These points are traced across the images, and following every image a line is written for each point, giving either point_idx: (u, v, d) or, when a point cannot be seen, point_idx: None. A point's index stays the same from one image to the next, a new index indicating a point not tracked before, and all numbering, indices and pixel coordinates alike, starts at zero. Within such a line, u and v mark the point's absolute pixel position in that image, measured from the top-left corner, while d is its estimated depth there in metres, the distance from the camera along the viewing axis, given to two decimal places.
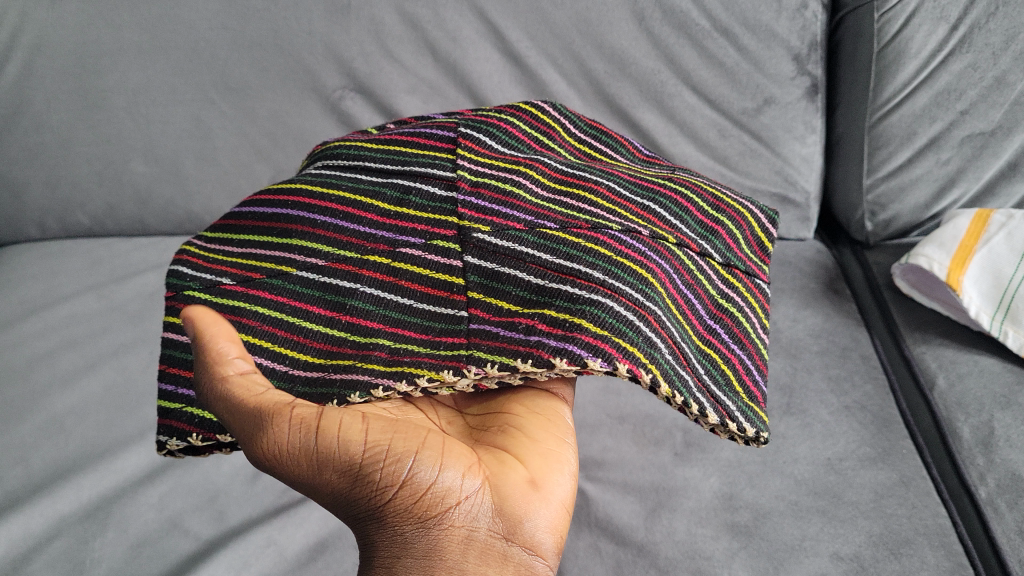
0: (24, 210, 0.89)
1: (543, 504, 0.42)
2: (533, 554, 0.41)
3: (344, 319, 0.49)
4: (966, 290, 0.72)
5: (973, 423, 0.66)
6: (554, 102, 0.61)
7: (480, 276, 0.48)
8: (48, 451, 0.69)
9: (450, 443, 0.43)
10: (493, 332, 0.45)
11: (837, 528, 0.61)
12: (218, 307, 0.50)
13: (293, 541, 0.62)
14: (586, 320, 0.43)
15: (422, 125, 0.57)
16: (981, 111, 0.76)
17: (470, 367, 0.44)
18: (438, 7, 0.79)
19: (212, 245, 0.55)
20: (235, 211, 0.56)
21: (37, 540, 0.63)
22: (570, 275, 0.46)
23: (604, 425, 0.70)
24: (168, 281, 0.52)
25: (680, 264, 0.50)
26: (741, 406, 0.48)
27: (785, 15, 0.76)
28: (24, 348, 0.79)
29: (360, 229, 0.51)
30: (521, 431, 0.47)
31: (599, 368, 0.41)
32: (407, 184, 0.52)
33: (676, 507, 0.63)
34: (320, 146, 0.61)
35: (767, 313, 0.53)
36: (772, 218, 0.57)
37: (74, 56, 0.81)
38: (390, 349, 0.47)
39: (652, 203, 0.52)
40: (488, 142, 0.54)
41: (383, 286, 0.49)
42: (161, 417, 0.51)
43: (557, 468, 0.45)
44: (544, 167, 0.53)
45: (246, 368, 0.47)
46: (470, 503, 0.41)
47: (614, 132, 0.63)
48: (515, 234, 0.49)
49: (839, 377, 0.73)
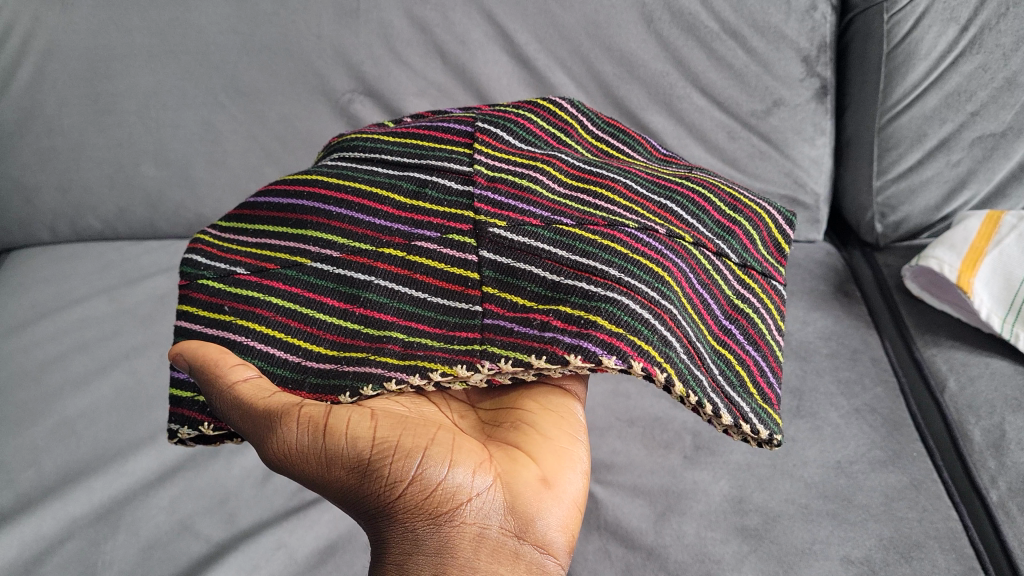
0: (35, 214, 0.89)
1: (555, 502, 0.42)
2: (545, 552, 0.41)
3: (358, 311, 0.49)
4: (977, 292, 0.72)
5: (984, 426, 0.66)
6: (573, 99, 0.61)
7: (494, 271, 0.48)
8: (60, 454, 0.70)
9: (459, 440, 0.43)
10: (507, 327, 0.45)
11: (847, 531, 0.61)
12: (232, 296, 0.51)
13: (304, 544, 0.62)
14: (601, 317, 0.43)
15: (440, 119, 0.57)
16: (992, 112, 0.75)
17: (484, 362, 0.44)
18: (447, 11, 0.79)
19: (227, 235, 0.56)
20: (251, 201, 0.57)
21: (50, 541, 0.63)
22: (585, 271, 0.46)
23: (613, 427, 0.70)
24: (182, 270, 0.53)
25: (696, 264, 0.50)
26: (756, 408, 0.48)
27: (794, 16, 0.76)
28: (36, 352, 0.79)
29: (375, 222, 0.52)
30: (534, 428, 0.47)
31: (614, 365, 0.41)
32: (424, 178, 0.53)
33: (686, 510, 0.63)
34: (336, 139, 0.61)
35: (782, 313, 0.53)
36: (789, 219, 0.57)
37: (85, 61, 0.81)
38: (404, 343, 0.47)
39: (670, 201, 0.52)
40: (505, 137, 0.54)
41: (398, 279, 0.50)
42: (173, 405, 0.52)
43: (569, 466, 0.45)
44: (561, 164, 0.53)
45: (252, 376, 0.47)
46: (481, 500, 0.41)
47: (632, 130, 0.63)
48: (531, 229, 0.49)
49: (849, 380, 0.72)
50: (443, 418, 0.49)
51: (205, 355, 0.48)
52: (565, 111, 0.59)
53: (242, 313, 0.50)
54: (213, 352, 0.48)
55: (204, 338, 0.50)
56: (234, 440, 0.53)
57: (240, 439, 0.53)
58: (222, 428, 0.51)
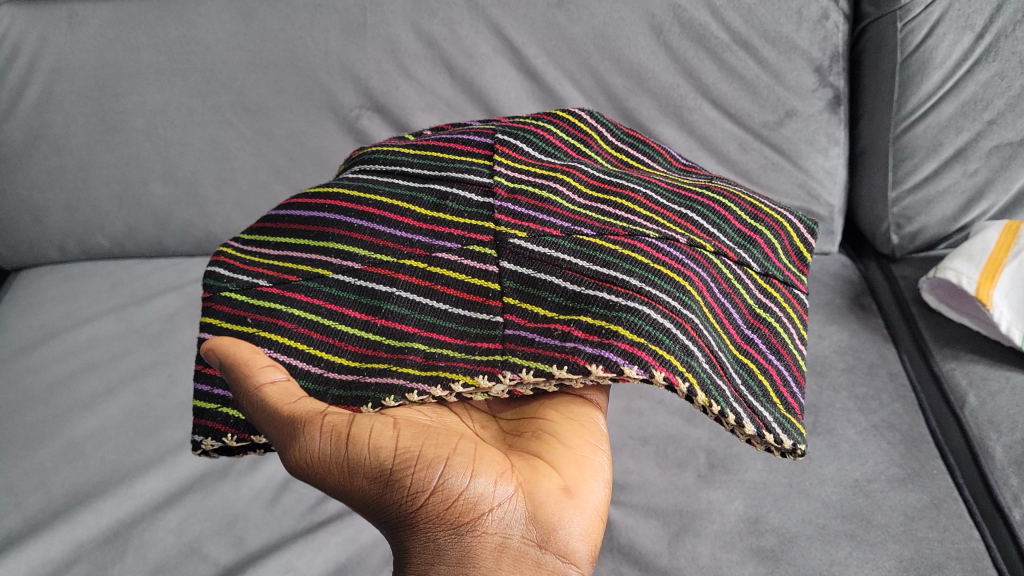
0: (44, 233, 0.89)
1: (577, 511, 0.41)
2: (567, 562, 0.40)
3: (379, 322, 0.48)
4: (997, 304, 0.70)
5: (1006, 442, 0.64)
6: (593, 110, 0.61)
7: (515, 281, 0.47)
8: (67, 476, 0.69)
9: (481, 449, 0.42)
10: (528, 338, 0.45)
11: (866, 552, 0.59)
12: (255, 308, 0.50)
13: (312, 567, 0.61)
14: (622, 327, 0.43)
15: (459, 132, 0.57)
16: (1009, 121, 0.74)
17: (505, 372, 0.43)
18: (455, 25, 0.78)
19: (249, 247, 0.55)
20: (273, 213, 0.56)
21: (57, 565, 0.63)
22: (606, 281, 0.45)
23: (625, 446, 0.69)
24: (205, 282, 0.52)
25: (717, 273, 0.49)
26: (779, 418, 0.46)
27: (806, 26, 0.75)
28: (44, 373, 0.79)
29: (396, 234, 0.51)
30: (555, 437, 0.46)
31: (635, 375, 0.40)
32: (444, 190, 0.52)
33: (701, 532, 0.62)
34: (357, 152, 0.60)
35: (805, 323, 0.52)
36: (812, 228, 0.55)
37: (93, 80, 0.82)
38: (426, 353, 0.46)
39: (690, 211, 0.51)
40: (524, 148, 0.54)
41: (419, 290, 0.49)
42: (196, 417, 0.51)
43: (591, 475, 0.44)
44: (580, 174, 0.52)
45: (281, 378, 0.46)
46: (503, 510, 0.41)
47: (652, 141, 0.62)
48: (552, 240, 0.48)
49: (866, 396, 0.71)
50: (465, 428, 0.48)
51: (236, 354, 0.47)
52: (584, 122, 0.58)
53: (264, 324, 0.49)
54: (244, 351, 0.47)
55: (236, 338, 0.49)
56: (257, 450, 0.52)
57: (263, 450, 0.52)
58: (246, 439, 0.50)
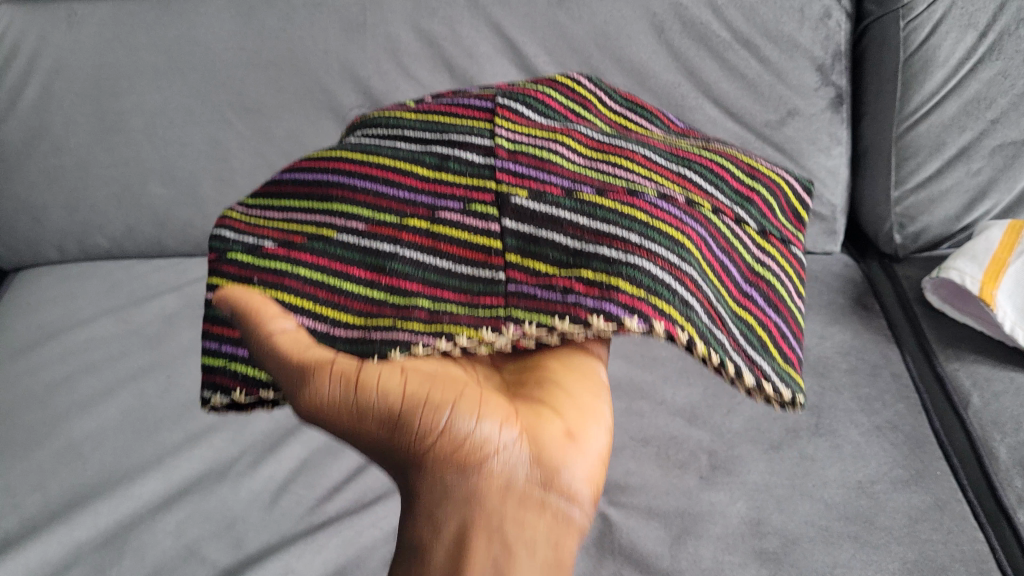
0: (43, 233, 0.89)
1: (580, 455, 0.41)
2: (572, 503, 0.40)
3: (384, 281, 0.47)
4: (1001, 304, 0.69)
5: (1010, 443, 0.64)
6: (591, 75, 0.59)
7: (517, 239, 0.46)
8: (66, 477, 0.69)
9: (487, 395, 0.42)
10: (531, 293, 0.44)
11: (869, 554, 0.59)
12: (260, 269, 0.48)
13: (311, 568, 0.61)
14: (622, 280, 0.42)
15: (459, 96, 0.55)
16: (1013, 120, 0.74)
17: (508, 325, 0.43)
18: (455, 24, 0.78)
19: (254, 211, 0.53)
20: (277, 178, 0.54)
21: (55, 567, 0.62)
22: (607, 237, 0.45)
23: (627, 447, 0.69)
24: (211, 245, 0.51)
25: (715, 231, 0.48)
26: (777, 369, 0.46)
27: (809, 25, 0.75)
28: (43, 374, 0.78)
29: (399, 195, 0.49)
30: (558, 385, 0.46)
31: (636, 326, 0.40)
32: (446, 151, 0.50)
33: (702, 534, 0.61)
34: (355, 117, 0.58)
35: (802, 280, 0.53)
36: (806, 188, 0.56)
37: (92, 79, 0.82)
38: (430, 309, 0.45)
39: (688, 170, 0.51)
40: (525, 111, 0.52)
41: (423, 249, 0.47)
42: (206, 373, 0.51)
43: (593, 421, 0.44)
44: (580, 136, 0.51)
45: (290, 325, 0.45)
46: (509, 453, 0.40)
47: (649, 105, 0.61)
48: (553, 198, 0.47)
49: (869, 397, 0.71)
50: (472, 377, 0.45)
51: (243, 299, 0.45)
52: (583, 87, 0.57)
53: (268, 284, 0.47)
54: (253, 298, 0.45)
55: (248, 288, 0.47)
56: (266, 408, 0.51)
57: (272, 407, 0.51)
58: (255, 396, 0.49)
